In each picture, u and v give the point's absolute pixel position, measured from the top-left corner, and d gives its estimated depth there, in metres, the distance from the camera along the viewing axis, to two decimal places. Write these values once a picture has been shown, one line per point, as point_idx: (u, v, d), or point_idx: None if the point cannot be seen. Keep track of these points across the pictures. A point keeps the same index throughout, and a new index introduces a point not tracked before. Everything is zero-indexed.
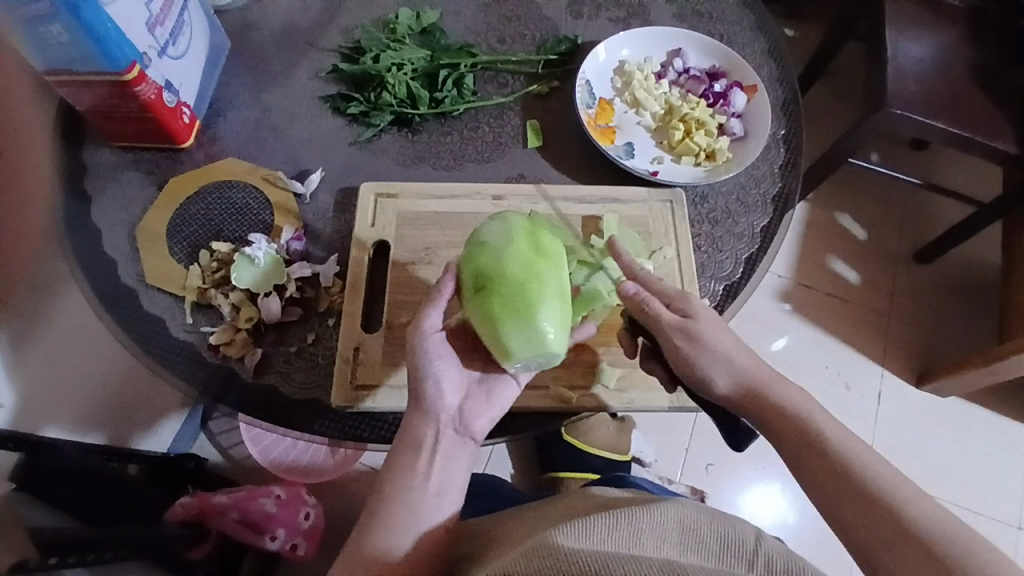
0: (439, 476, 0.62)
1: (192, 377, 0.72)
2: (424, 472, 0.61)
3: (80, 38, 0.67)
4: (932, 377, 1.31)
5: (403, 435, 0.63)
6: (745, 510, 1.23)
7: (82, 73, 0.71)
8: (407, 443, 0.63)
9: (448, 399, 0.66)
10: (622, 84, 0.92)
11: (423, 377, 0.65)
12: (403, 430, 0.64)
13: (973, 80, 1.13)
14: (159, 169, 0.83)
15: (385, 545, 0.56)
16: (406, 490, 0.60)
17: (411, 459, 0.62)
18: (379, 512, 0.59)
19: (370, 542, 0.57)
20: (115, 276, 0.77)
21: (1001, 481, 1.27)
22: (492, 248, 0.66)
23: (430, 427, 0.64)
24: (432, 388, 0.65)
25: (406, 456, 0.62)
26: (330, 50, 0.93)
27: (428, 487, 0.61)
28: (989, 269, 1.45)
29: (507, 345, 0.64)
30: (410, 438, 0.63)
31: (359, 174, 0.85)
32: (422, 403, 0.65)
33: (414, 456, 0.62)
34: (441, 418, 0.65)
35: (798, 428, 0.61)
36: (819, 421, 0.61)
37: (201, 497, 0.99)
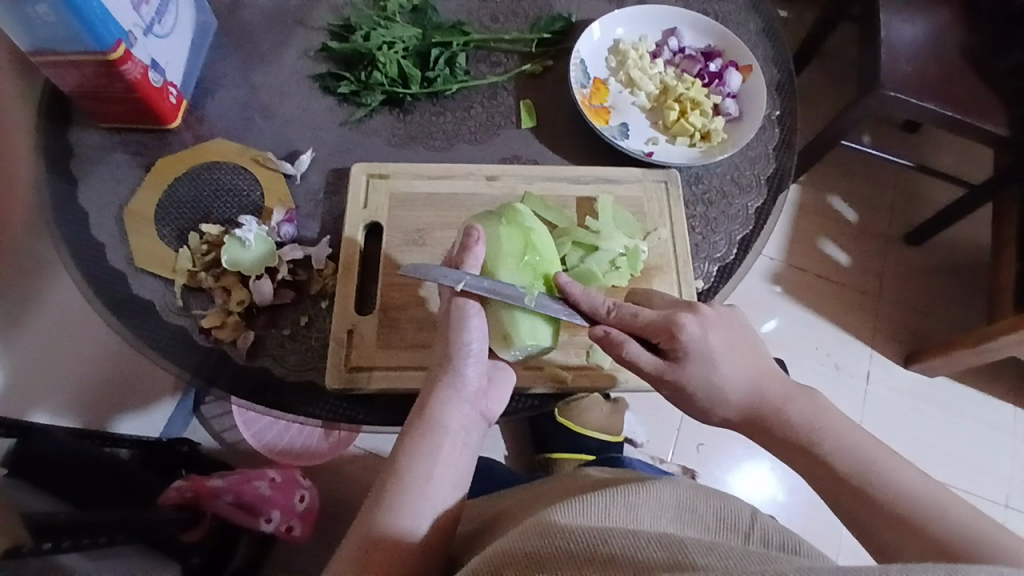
0: (456, 458, 0.59)
1: (185, 361, 0.71)
2: (441, 453, 0.58)
3: (66, 16, 0.65)
4: (920, 357, 1.32)
5: (422, 413, 0.60)
6: (735, 488, 1.25)
7: (68, 52, 0.70)
8: (427, 423, 0.59)
9: (470, 381, 0.62)
10: (617, 63, 0.91)
11: (452, 357, 0.62)
12: (423, 410, 0.60)
13: (967, 61, 1.12)
14: (147, 150, 0.82)
15: (397, 527, 0.54)
16: (423, 472, 0.57)
17: (429, 440, 0.58)
18: (391, 494, 0.56)
19: (382, 523, 0.54)
20: (104, 259, 0.75)
21: (986, 458, 1.29)
22: (537, 232, 0.73)
23: (453, 408, 0.60)
24: (459, 368, 0.61)
25: (426, 437, 0.58)
26: (320, 28, 0.91)
27: (444, 469, 0.58)
28: (978, 251, 1.47)
29: (543, 323, 0.68)
30: (430, 418, 0.59)
31: (350, 155, 0.84)
32: (447, 381, 0.61)
33: (434, 437, 0.58)
34: (463, 397, 0.61)
35: (801, 415, 0.61)
36: (813, 408, 0.62)
37: (195, 479, 0.98)
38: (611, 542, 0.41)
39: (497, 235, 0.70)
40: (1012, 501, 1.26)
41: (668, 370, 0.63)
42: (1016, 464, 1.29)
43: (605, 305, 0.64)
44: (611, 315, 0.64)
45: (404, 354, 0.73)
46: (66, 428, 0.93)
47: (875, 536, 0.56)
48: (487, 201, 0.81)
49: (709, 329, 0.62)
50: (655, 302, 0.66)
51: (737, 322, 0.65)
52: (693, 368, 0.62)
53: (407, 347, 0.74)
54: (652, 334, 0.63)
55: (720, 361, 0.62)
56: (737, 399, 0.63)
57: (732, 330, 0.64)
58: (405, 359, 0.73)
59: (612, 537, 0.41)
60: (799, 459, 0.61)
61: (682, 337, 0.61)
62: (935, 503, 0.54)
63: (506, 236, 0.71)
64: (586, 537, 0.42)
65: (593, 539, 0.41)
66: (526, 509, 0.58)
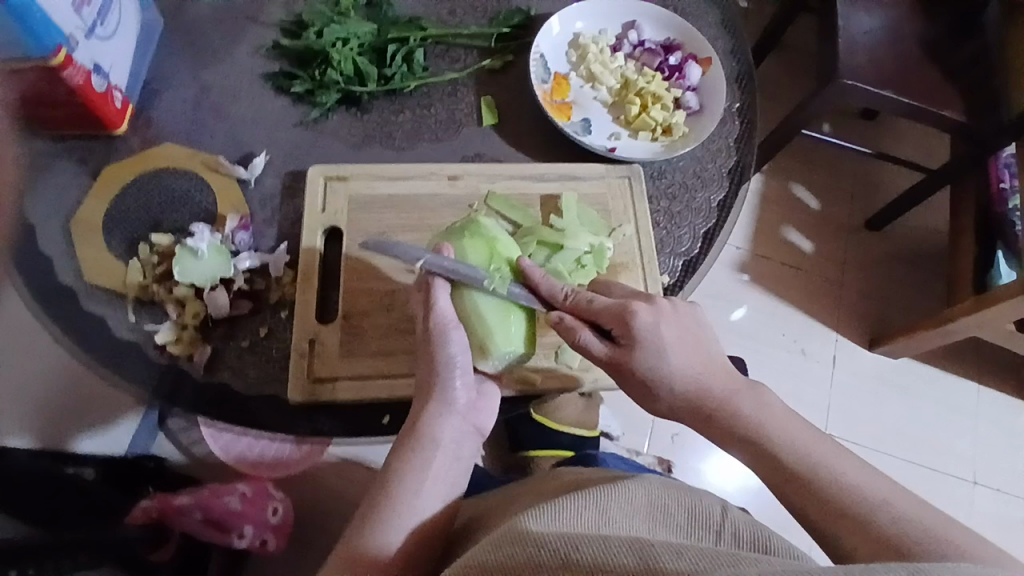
0: (444, 472, 0.59)
1: (140, 378, 0.69)
2: (428, 467, 0.58)
3: (6, 21, 0.63)
4: (884, 340, 1.35)
5: (410, 428, 0.60)
6: (709, 476, 1.26)
7: (7, 60, 0.66)
8: (416, 438, 0.59)
9: (459, 396, 0.62)
10: (577, 58, 0.90)
11: (438, 370, 0.62)
12: (411, 426, 0.60)
13: (922, 50, 1.15)
14: (92, 157, 0.78)
15: (382, 543, 0.54)
16: (411, 487, 0.57)
17: (417, 455, 0.58)
18: (379, 510, 0.56)
19: (367, 539, 0.54)
20: (49, 273, 0.72)
21: (948, 437, 1.33)
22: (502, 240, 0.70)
23: (440, 422, 0.60)
24: (445, 383, 0.61)
25: (412, 451, 0.58)
26: (271, 25, 0.88)
27: (433, 483, 0.58)
28: (935, 234, 1.51)
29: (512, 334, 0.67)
30: (417, 432, 0.59)
31: (307, 157, 0.81)
32: (435, 396, 0.61)
33: (422, 451, 0.58)
34: (451, 412, 0.61)
35: (750, 411, 0.61)
36: (758, 404, 0.61)
37: (161, 497, 0.96)
38: (582, 547, 0.39)
39: (462, 248, 0.68)
40: (978, 478, 1.30)
41: (617, 358, 0.63)
42: (977, 441, 1.33)
43: (562, 292, 0.65)
44: (568, 301, 0.64)
45: (369, 363, 0.71)
46: None
47: (827, 533, 0.55)
48: (450, 202, 0.79)
49: (663, 322, 0.62)
50: (614, 292, 0.67)
51: (694, 320, 0.65)
52: (642, 360, 0.62)
53: (372, 355, 0.72)
54: (606, 320, 0.63)
55: (670, 354, 0.62)
56: (681, 390, 0.63)
57: (686, 329, 0.63)
58: (370, 367, 0.71)
59: (582, 542, 0.40)
60: (747, 454, 0.60)
61: (634, 324, 0.62)
62: (883, 497, 0.53)
63: (469, 246, 0.68)
64: (558, 543, 0.40)
65: (564, 545, 0.40)
66: (501, 514, 0.56)
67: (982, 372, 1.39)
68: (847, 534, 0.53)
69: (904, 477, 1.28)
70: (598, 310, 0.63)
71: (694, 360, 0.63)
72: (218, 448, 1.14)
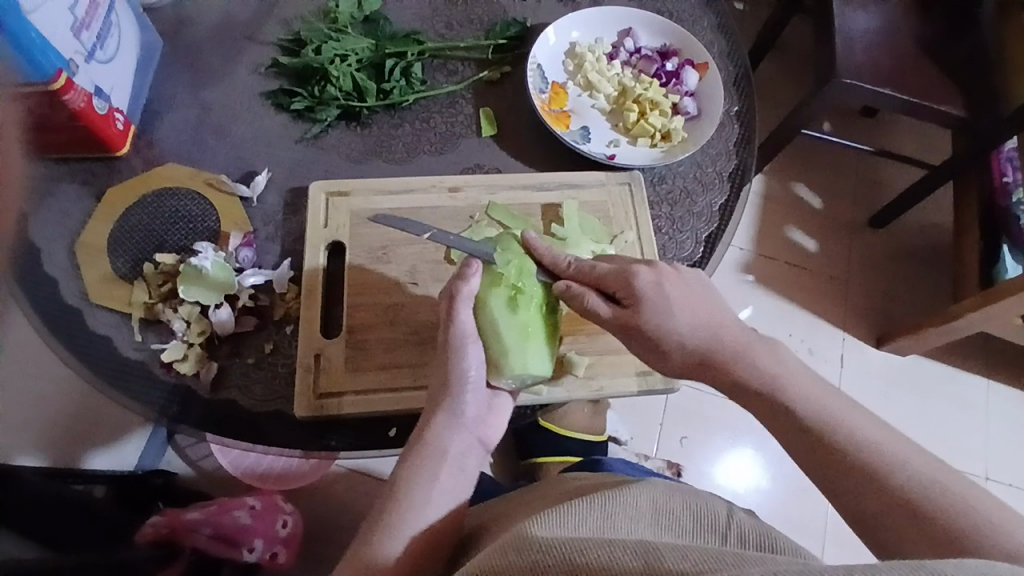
0: (448, 482, 0.58)
1: (148, 397, 0.69)
2: (432, 475, 0.58)
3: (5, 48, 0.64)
4: (891, 338, 1.35)
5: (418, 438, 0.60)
6: (720, 478, 1.26)
7: None
8: (426, 447, 0.59)
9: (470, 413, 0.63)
10: (574, 67, 0.91)
11: (451, 385, 0.62)
12: (420, 437, 0.60)
13: (920, 46, 1.15)
14: (96, 179, 0.78)
15: (389, 549, 0.53)
16: (419, 494, 0.57)
17: (425, 463, 0.59)
18: (386, 516, 0.55)
19: (375, 544, 0.53)
20: (55, 295, 0.72)
21: (960, 433, 1.32)
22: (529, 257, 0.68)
23: (449, 433, 0.61)
24: (457, 397, 0.62)
25: (422, 461, 0.58)
26: (270, 43, 0.89)
27: (437, 492, 0.57)
28: (939, 230, 1.50)
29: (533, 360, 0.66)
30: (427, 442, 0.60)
31: (309, 173, 0.82)
32: (446, 409, 0.61)
33: (431, 460, 0.59)
34: (459, 425, 0.61)
35: (765, 369, 0.62)
36: (771, 362, 0.62)
37: (171, 514, 0.94)
38: (587, 553, 0.39)
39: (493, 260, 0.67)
40: (991, 474, 1.28)
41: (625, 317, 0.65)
42: (989, 437, 1.32)
43: (564, 261, 0.68)
44: (573, 269, 0.67)
45: (375, 377, 0.71)
46: (34, 470, 0.90)
47: (843, 493, 0.54)
48: (451, 213, 0.79)
49: (666, 280, 0.65)
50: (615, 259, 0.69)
51: (696, 282, 0.67)
52: (647, 316, 0.64)
53: (378, 369, 0.72)
54: (608, 284, 0.66)
55: (673, 307, 0.64)
56: (692, 347, 0.64)
57: (690, 290, 0.65)
58: (376, 381, 0.71)
59: (588, 548, 0.40)
60: (763, 413, 0.61)
61: (637, 283, 0.64)
62: (900, 456, 0.53)
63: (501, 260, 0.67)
64: (562, 550, 0.40)
65: (568, 551, 0.40)
66: (504, 522, 0.55)
67: (992, 368, 1.38)
68: (863, 492, 0.53)
69: None
70: (601, 275, 0.66)
71: (709, 327, 0.64)
72: (227, 462, 1.15)
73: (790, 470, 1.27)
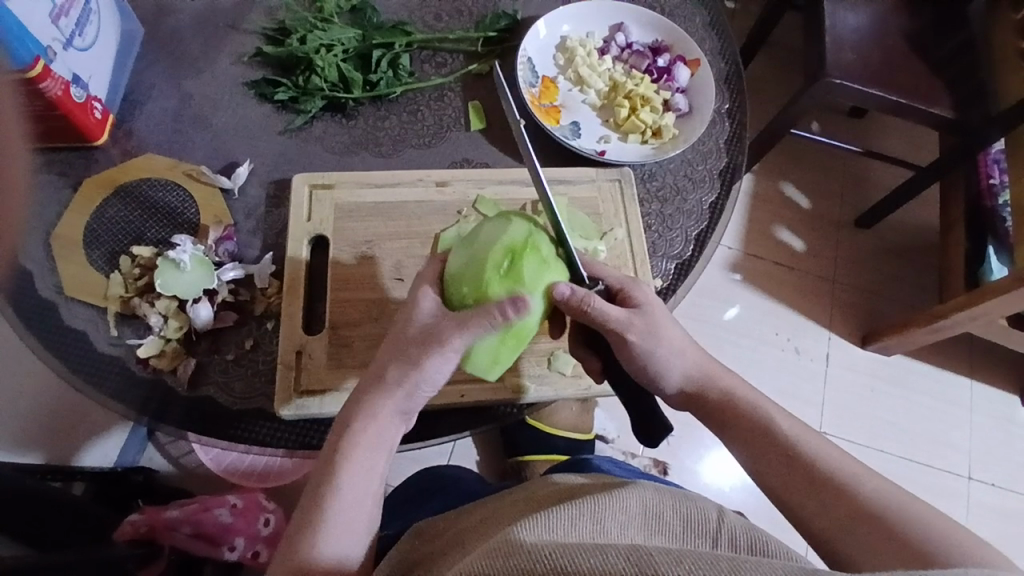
0: (377, 464, 0.55)
1: (124, 395, 0.67)
2: (364, 460, 0.55)
3: None
4: (876, 337, 1.35)
5: (353, 424, 0.56)
6: (705, 476, 1.25)
7: None
8: (366, 435, 0.55)
9: (417, 401, 0.59)
10: (565, 61, 0.90)
11: (413, 378, 0.57)
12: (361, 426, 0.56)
13: (910, 47, 1.15)
14: (73, 170, 0.76)
15: (320, 541, 0.51)
16: (356, 488, 0.54)
17: (362, 450, 0.55)
18: (317, 507, 0.53)
19: (307, 548, 0.51)
20: (30, 289, 0.70)
21: (944, 433, 1.33)
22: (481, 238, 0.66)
23: (385, 417, 0.57)
24: (413, 387, 0.57)
25: (361, 454, 0.55)
26: (253, 32, 0.86)
27: (366, 478, 0.54)
28: (925, 231, 1.51)
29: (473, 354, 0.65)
30: (365, 430, 0.56)
31: (292, 165, 0.80)
32: (393, 390, 0.57)
33: (369, 449, 0.55)
34: (400, 410, 0.57)
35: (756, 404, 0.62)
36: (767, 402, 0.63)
37: (151, 513, 0.92)
38: (579, 561, 0.38)
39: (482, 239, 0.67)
40: (973, 473, 1.30)
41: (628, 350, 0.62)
42: (973, 437, 1.33)
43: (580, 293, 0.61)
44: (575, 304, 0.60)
45: (358, 374, 0.70)
46: (9, 466, 0.88)
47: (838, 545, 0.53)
48: (438, 208, 0.78)
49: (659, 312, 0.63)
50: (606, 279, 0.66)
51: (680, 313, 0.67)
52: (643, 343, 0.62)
53: (361, 366, 0.70)
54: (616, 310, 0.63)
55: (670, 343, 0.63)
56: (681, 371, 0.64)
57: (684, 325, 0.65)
58: (359, 378, 0.70)
59: (579, 554, 0.39)
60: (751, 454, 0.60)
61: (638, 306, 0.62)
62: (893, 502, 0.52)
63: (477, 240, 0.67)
64: (553, 557, 0.39)
65: (559, 559, 0.39)
66: (487, 522, 0.54)
67: (976, 368, 1.39)
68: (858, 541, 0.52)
69: (898, 472, 1.28)
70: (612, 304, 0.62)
71: (703, 368, 0.65)
72: (209, 460, 1.12)
73: None
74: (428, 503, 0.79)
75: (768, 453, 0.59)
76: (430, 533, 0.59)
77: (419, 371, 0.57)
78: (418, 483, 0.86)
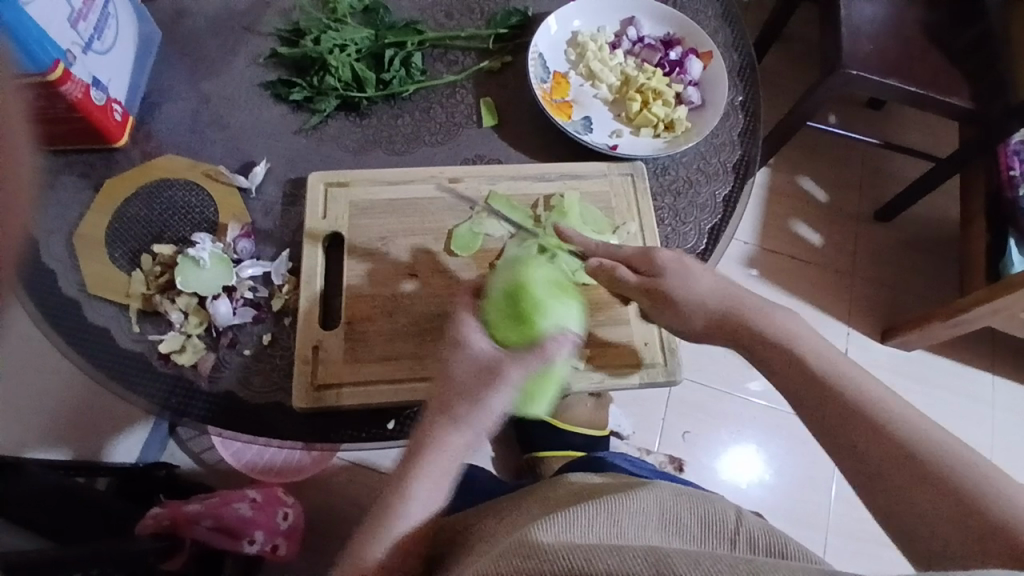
0: (444, 490, 0.56)
1: (147, 390, 0.68)
2: (434, 487, 0.55)
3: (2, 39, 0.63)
4: (896, 332, 1.33)
5: (421, 453, 0.56)
6: (723, 473, 1.25)
7: None
8: (434, 468, 0.55)
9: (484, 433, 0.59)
10: (576, 56, 0.90)
11: (478, 411, 0.57)
12: (422, 452, 0.56)
13: (926, 36, 1.13)
14: (94, 171, 0.78)
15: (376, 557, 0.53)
16: (413, 506, 0.54)
17: (431, 479, 0.55)
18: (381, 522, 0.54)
19: (367, 551, 0.53)
20: (55, 288, 0.71)
21: (967, 428, 1.30)
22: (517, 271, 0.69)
23: (454, 448, 0.57)
24: (482, 422, 0.58)
25: (428, 476, 0.55)
26: (268, 33, 0.88)
27: (431, 500, 0.55)
28: (945, 223, 1.49)
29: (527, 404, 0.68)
30: (435, 460, 0.55)
31: (308, 164, 0.81)
32: (464, 428, 0.57)
33: (436, 481, 0.55)
34: (470, 440, 0.57)
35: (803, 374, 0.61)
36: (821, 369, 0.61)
37: (173, 506, 0.91)
38: (596, 560, 0.38)
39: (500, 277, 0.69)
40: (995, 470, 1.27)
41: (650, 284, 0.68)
42: (996, 431, 1.31)
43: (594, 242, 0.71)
44: (601, 247, 0.71)
45: (374, 368, 0.71)
46: (34, 461, 0.90)
47: (902, 521, 0.52)
48: (451, 205, 0.79)
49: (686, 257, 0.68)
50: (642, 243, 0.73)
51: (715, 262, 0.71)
52: (672, 284, 0.67)
53: (377, 360, 0.71)
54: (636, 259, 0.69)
55: (695, 275, 0.67)
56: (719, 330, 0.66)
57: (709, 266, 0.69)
58: (375, 373, 0.71)
59: (595, 556, 0.39)
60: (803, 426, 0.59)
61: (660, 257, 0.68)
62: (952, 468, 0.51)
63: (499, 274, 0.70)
64: (570, 556, 0.39)
65: (576, 558, 0.39)
66: (501, 524, 0.55)
67: (998, 363, 1.37)
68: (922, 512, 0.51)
69: None
70: (627, 252, 0.70)
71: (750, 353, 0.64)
72: (228, 455, 1.13)
73: (793, 466, 1.26)
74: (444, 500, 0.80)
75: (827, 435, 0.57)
76: (449, 534, 0.59)
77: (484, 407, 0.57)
78: None
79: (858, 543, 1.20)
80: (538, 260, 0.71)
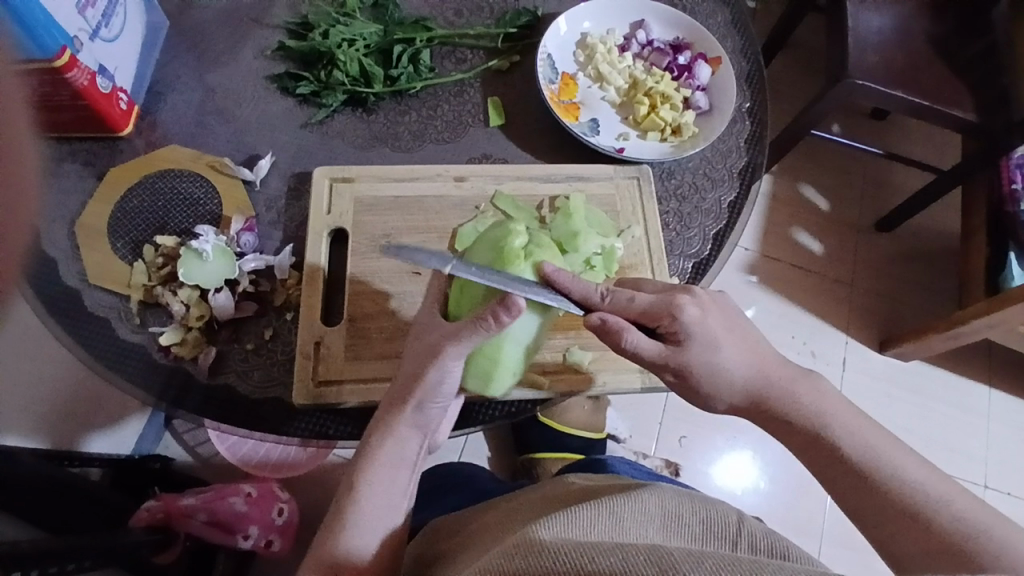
0: (400, 478, 0.57)
1: (145, 382, 0.68)
2: (385, 476, 0.56)
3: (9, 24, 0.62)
4: (894, 343, 1.34)
5: (371, 439, 0.57)
6: (717, 479, 1.25)
7: None
8: (383, 453, 0.57)
9: (432, 414, 0.59)
10: (585, 58, 0.90)
11: (418, 391, 0.57)
12: (373, 440, 0.57)
13: (932, 48, 1.13)
14: (98, 160, 0.77)
15: (350, 550, 0.53)
16: (368, 493, 0.55)
17: (383, 466, 0.56)
18: (342, 510, 0.55)
19: (333, 544, 0.53)
20: (55, 276, 0.71)
21: (961, 440, 1.31)
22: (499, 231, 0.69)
23: (404, 434, 0.58)
24: (424, 402, 0.58)
25: (381, 463, 0.56)
26: (276, 26, 0.87)
27: (388, 491, 0.56)
28: (946, 235, 1.49)
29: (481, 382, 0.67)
30: (382, 446, 0.57)
31: (313, 159, 0.81)
32: (410, 415, 0.58)
33: (387, 466, 0.57)
34: (416, 423, 0.58)
35: (804, 401, 0.62)
36: (815, 395, 0.62)
37: (167, 499, 0.91)
38: (598, 560, 0.38)
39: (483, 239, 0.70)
40: (990, 482, 1.27)
41: (672, 354, 0.62)
42: (991, 444, 1.31)
43: (599, 292, 0.62)
44: (607, 301, 0.61)
45: (374, 366, 0.71)
46: (27, 450, 0.89)
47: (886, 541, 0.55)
48: (456, 204, 0.78)
49: (707, 313, 0.62)
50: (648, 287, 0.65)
51: (727, 306, 0.65)
52: (695, 352, 0.62)
53: (378, 358, 0.71)
54: (649, 318, 0.62)
55: (720, 343, 0.62)
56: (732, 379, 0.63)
57: (723, 316, 0.63)
58: (376, 370, 0.70)
59: (595, 555, 0.39)
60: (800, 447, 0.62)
61: (682, 319, 0.61)
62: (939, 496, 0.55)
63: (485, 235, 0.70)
64: (570, 556, 0.39)
65: (576, 557, 0.39)
66: (501, 522, 0.54)
67: (995, 376, 1.37)
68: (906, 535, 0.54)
69: None
70: (641, 309, 0.62)
71: (758, 367, 0.63)
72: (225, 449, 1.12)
73: (787, 473, 1.26)
74: (440, 499, 0.80)
75: (821, 456, 0.60)
76: (447, 532, 0.59)
77: (425, 384, 0.57)
78: (431, 478, 0.87)
79: (850, 551, 1.21)
80: (520, 231, 0.68)
